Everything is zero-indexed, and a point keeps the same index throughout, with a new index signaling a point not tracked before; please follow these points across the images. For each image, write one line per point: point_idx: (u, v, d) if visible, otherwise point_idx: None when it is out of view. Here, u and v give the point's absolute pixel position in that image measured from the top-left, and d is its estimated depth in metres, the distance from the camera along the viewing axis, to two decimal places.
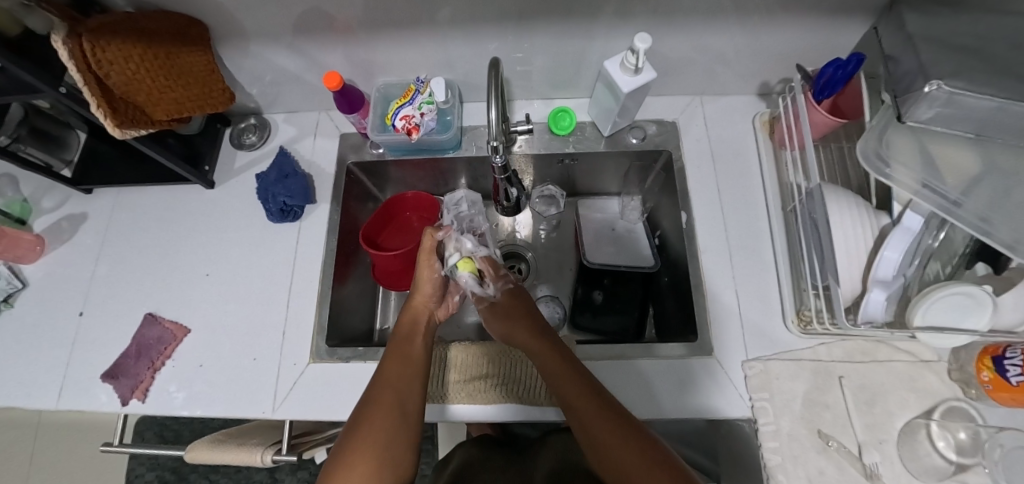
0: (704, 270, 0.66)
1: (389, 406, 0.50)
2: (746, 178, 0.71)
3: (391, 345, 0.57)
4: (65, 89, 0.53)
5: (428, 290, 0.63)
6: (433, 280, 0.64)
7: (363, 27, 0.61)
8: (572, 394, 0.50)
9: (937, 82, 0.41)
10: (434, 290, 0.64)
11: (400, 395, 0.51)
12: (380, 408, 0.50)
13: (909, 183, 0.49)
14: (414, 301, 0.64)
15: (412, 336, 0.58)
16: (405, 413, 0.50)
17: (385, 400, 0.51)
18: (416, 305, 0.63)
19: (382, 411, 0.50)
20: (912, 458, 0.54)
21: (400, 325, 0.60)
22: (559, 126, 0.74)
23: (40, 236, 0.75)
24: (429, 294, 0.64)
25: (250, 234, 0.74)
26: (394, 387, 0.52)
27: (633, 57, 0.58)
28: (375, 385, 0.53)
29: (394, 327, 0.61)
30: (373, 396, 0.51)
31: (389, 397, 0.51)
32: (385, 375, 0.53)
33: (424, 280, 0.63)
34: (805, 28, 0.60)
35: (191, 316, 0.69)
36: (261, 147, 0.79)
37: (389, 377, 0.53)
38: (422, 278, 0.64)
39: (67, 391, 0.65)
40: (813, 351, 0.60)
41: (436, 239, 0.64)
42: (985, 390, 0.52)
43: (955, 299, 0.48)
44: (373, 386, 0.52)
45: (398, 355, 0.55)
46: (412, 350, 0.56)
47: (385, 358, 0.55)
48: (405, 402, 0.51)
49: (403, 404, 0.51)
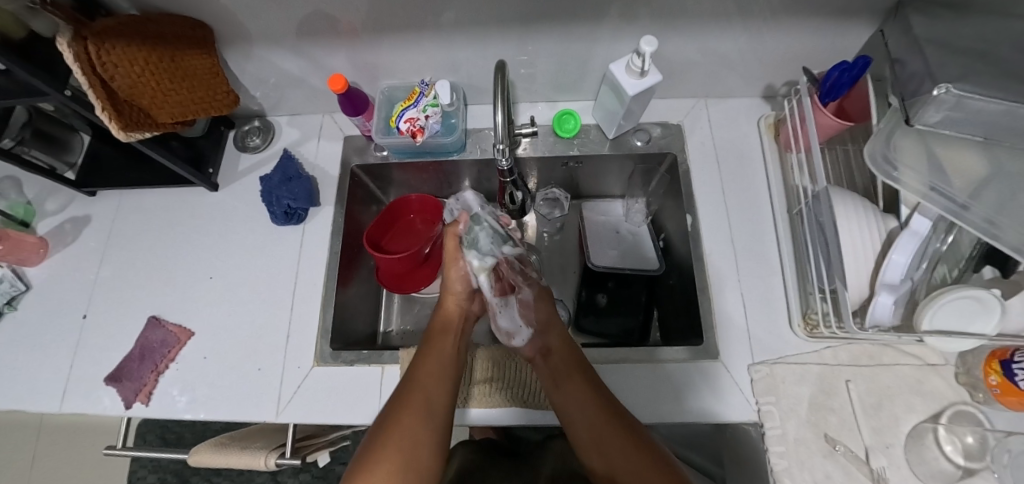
0: (709, 272, 0.66)
1: (418, 407, 0.49)
2: (751, 180, 0.71)
3: (423, 344, 0.57)
4: (69, 92, 0.53)
5: (457, 289, 0.60)
6: (460, 277, 0.60)
7: (368, 30, 0.61)
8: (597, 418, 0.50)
9: (945, 85, 0.41)
10: (464, 288, 0.60)
11: (428, 401, 0.50)
12: (410, 407, 0.49)
13: (916, 185, 0.48)
14: (445, 302, 0.61)
15: (443, 336, 0.58)
16: (434, 416, 0.50)
17: (416, 399, 0.50)
18: (450, 306, 0.61)
19: (412, 409, 0.49)
20: (920, 462, 0.54)
21: (433, 328, 0.59)
22: (563, 129, 0.74)
23: (43, 239, 0.74)
24: (458, 292, 0.61)
25: (254, 236, 0.73)
26: (424, 388, 0.51)
27: (638, 60, 0.57)
28: (407, 382, 0.52)
29: (426, 325, 0.60)
30: (404, 396, 0.50)
31: (421, 398, 0.50)
32: (417, 376, 0.52)
33: (454, 279, 0.60)
34: (811, 31, 0.60)
35: (195, 319, 0.69)
36: (264, 150, 0.78)
37: (421, 378, 0.52)
38: (451, 278, 0.60)
39: (71, 395, 0.65)
40: (820, 355, 0.60)
41: (457, 237, 0.59)
42: (994, 394, 0.52)
43: (961, 302, 0.48)
44: (404, 384, 0.52)
45: (432, 356, 0.55)
46: (445, 351, 0.56)
47: (419, 357, 0.55)
48: (434, 403, 0.51)
49: (433, 404, 0.50)
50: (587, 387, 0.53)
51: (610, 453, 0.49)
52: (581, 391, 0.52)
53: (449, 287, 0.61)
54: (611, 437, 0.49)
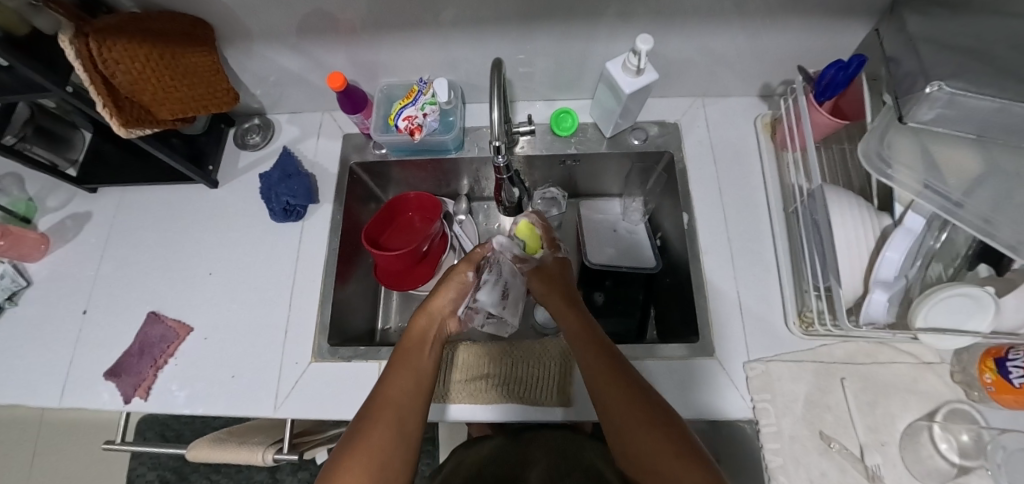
0: (705, 271, 0.66)
1: (389, 423, 0.48)
2: (748, 179, 0.71)
3: (397, 354, 0.54)
4: (72, 87, 0.54)
5: (450, 293, 0.61)
6: (458, 286, 0.61)
7: (366, 28, 0.62)
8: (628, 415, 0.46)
9: (937, 83, 0.41)
10: (456, 297, 0.61)
11: (398, 416, 0.48)
12: (379, 422, 0.48)
13: (912, 184, 0.49)
14: (431, 307, 0.60)
15: (419, 345, 0.56)
16: (406, 430, 0.48)
17: (387, 416, 0.48)
18: (432, 309, 0.59)
19: (385, 412, 0.48)
20: (915, 460, 0.54)
21: (409, 336, 0.57)
22: (561, 127, 0.74)
23: (44, 235, 0.75)
24: (448, 297, 0.60)
25: (253, 233, 0.74)
26: (392, 404, 0.49)
27: (634, 58, 0.58)
28: (375, 396, 0.50)
29: (404, 333, 0.58)
30: (372, 412, 0.49)
31: (390, 413, 0.48)
32: (386, 389, 0.50)
33: (451, 285, 0.61)
34: (806, 30, 0.60)
35: (193, 315, 0.69)
36: (264, 147, 0.79)
37: (389, 393, 0.50)
38: (449, 284, 0.61)
39: (70, 389, 0.66)
40: (814, 352, 0.60)
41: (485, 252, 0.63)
42: (989, 392, 0.52)
43: (955, 300, 0.48)
44: (373, 398, 0.50)
45: (403, 366, 0.52)
46: (418, 365, 0.53)
47: (391, 365, 0.53)
48: (406, 416, 0.49)
49: (405, 415, 0.49)
50: (597, 364, 0.50)
51: (624, 422, 0.46)
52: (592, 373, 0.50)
53: (439, 294, 0.60)
54: (626, 413, 0.46)
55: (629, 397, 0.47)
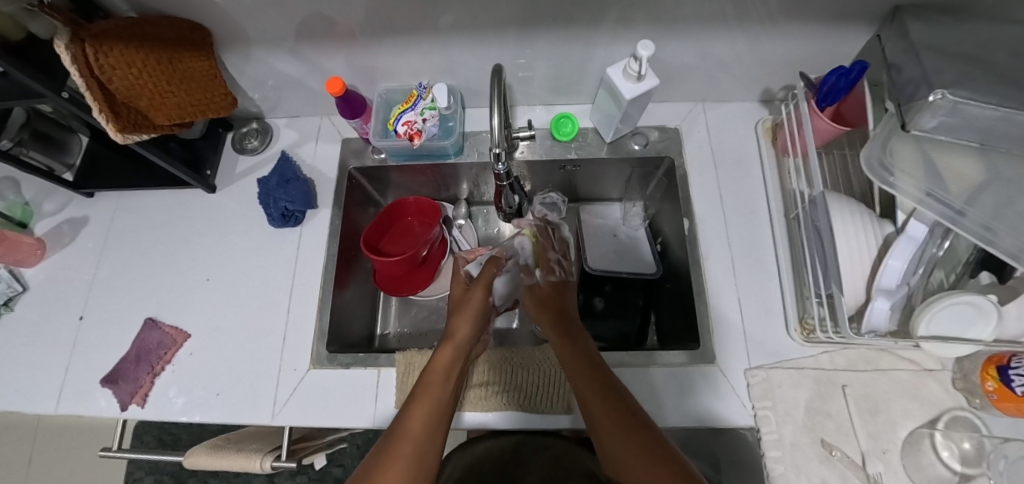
0: (706, 277, 0.66)
1: (406, 461, 0.44)
2: (749, 184, 0.71)
3: (418, 383, 0.51)
4: (67, 93, 0.53)
5: (468, 320, 0.60)
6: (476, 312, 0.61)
7: (365, 33, 0.61)
8: (636, 449, 0.45)
9: (941, 92, 0.41)
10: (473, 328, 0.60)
11: (418, 453, 0.45)
12: (396, 460, 0.44)
13: (913, 192, 0.47)
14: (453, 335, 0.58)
15: (442, 374, 0.53)
16: (424, 468, 0.45)
17: (405, 454, 0.45)
18: (456, 338, 0.57)
19: (404, 447, 0.45)
20: (917, 467, 0.54)
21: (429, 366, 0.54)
22: (561, 132, 0.74)
23: (41, 240, 0.75)
24: (466, 330, 0.59)
25: (251, 238, 0.73)
26: (412, 439, 0.46)
27: (635, 63, 0.57)
28: (393, 431, 0.47)
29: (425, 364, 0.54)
30: (390, 447, 0.45)
31: (409, 450, 0.45)
32: (405, 423, 0.47)
33: (466, 317, 0.60)
34: (807, 36, 0.60)
35: (190, 321, 0.69)
36: (261, 152, 0.79)
37: (408, 427, 0.47)
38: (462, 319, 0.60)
39: (67, 396, 0.65)
40: (815, 359, 0.60)
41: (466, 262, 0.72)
42: (990, 400, 0.52)
43: (958, 308, 0.48)
44: (391, 433, 0.47)
45: (424, 398, 0.49)
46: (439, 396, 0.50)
47: (412, 397, 0.50)
48: (424, 452, 0.46)
49: (424, 452, 0.46)
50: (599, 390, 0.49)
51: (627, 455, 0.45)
52: (602, 414, 0.47)
53: (458, 324, 0.59)
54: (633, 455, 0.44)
55: (642, 445, 0.45)
